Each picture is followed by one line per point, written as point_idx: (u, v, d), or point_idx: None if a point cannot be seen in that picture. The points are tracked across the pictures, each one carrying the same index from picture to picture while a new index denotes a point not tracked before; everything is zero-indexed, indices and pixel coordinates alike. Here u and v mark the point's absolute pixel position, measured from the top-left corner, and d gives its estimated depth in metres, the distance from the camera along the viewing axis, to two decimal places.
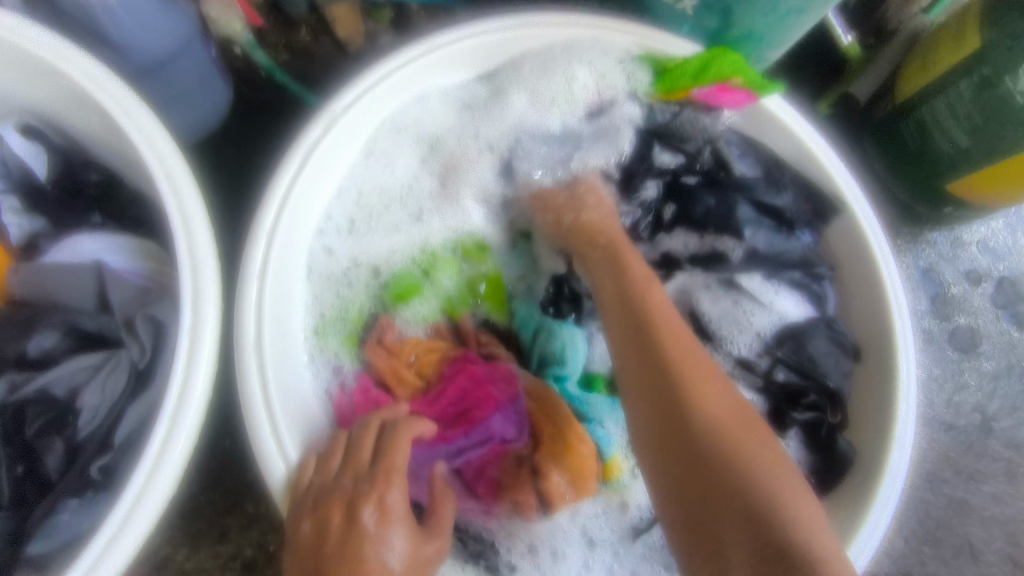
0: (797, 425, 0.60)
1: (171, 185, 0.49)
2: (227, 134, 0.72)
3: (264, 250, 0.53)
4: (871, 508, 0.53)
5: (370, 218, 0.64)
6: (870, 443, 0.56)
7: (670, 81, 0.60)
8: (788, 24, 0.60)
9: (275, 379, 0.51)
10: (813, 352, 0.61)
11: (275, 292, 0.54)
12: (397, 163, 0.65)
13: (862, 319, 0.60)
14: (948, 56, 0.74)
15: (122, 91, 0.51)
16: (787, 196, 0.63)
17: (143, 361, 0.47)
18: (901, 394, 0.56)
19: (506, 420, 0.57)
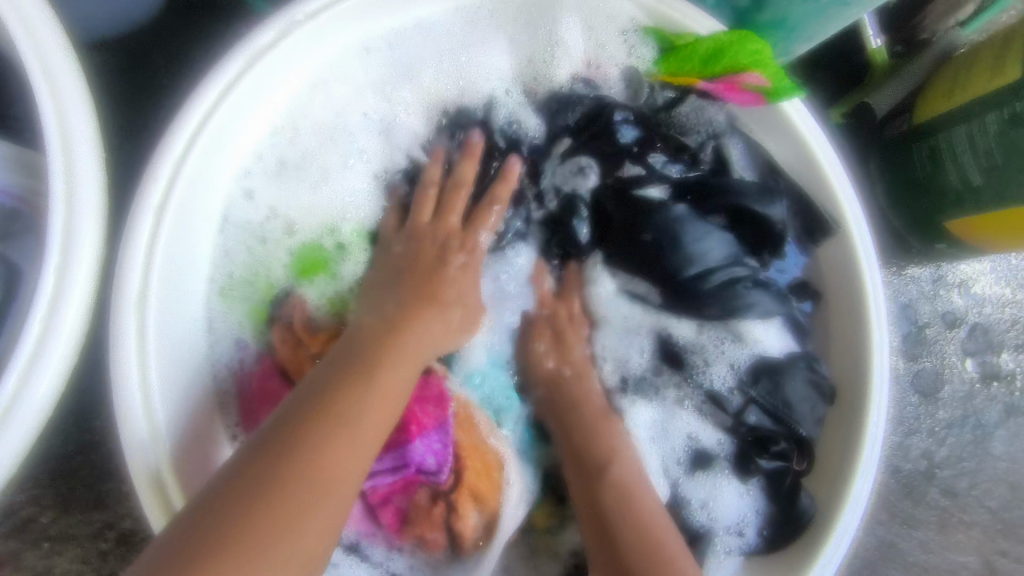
0: (762, 473, 0.55)
1: (53, 91, 0.39)
2: (159, 35, 0.61)
3: (170, 182, 0.45)
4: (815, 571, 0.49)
5: (307, 161, 0.57)
6: (824, 501, 0.52)
7: (680, 59, 0.53)
8: (827, 14, 0.52)
9: (158, 340, 0.45)
10: (788, 394, 0.54)
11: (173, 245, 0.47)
12: (348, 101, 0.57)
13: (842, 360, 0.54)
14: (981, 83, 0.67)
15: None
16: (782, 207, 0.55)
17: None
18: (866, 449, 0.51)
19: (428, 448, 0.51)
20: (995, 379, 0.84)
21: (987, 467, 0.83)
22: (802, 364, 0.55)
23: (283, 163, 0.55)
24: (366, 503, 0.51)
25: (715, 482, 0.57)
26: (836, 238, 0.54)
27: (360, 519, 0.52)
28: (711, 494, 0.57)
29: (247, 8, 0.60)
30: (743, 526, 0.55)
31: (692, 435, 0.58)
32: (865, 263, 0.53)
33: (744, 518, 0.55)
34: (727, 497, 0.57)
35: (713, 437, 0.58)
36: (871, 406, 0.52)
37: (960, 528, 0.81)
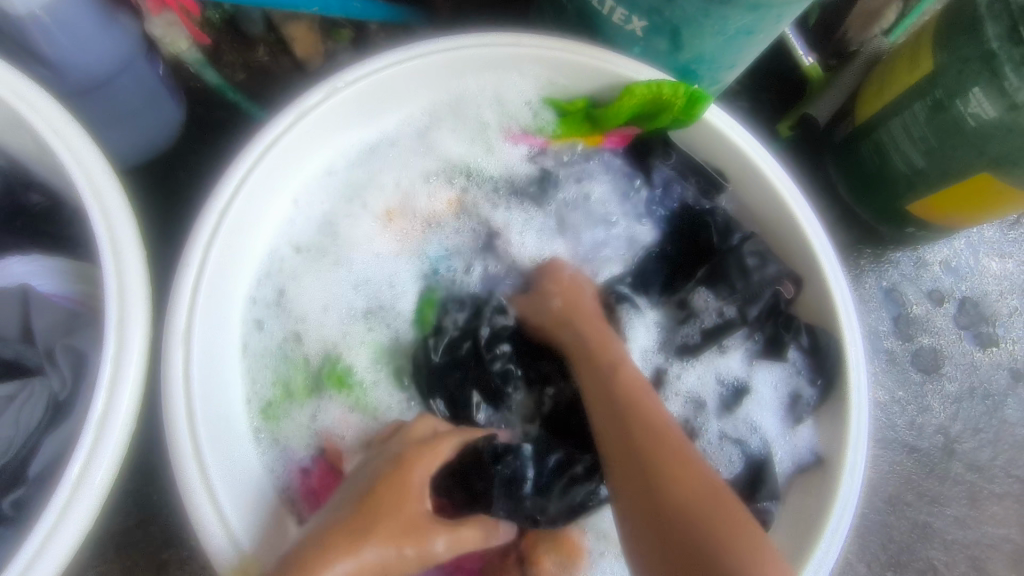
0: (798, 348, 0.60)
1: (100, 208, 0.48)
2: (178, 153, 0.70)
3: (205, 251, 0.50)
4: (849, 453, 0.54)
5: (313, 275, 0.60)
6: (829, 461, 0.55)
7: (576, 121, 0.63)
8: (737, 47, 0.59)
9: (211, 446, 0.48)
10: (749, 272, 0.61)
11: (205, 339, 0.50)
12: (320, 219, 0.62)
13: (789, 255, 0.60)
14: (904, 78, 0.74)
15: (54, 110, 0.49)
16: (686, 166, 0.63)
17: (63, 392, 0.45)
18: (853, 391, 0.56)
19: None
20: (994, 347, 0.86)
21: (1007, 435, 0.83)
22: (736, 243, 0.62)
23: (285, 291, 0.59)
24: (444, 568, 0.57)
25: (755, 394, 0.62)
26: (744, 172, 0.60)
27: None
28: (754, 409, 0.62)
29: (251, 120, 0.70)
30: (798, 387, 0.60)
31: (721, 377, 0.63)
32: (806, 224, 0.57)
33: (790, 381, 0.61)
34: (764, 398, 0.62)
35: (739, 362, 0.63)
36: (832, 289, 0.57)
37: (992, 500, 0.82)
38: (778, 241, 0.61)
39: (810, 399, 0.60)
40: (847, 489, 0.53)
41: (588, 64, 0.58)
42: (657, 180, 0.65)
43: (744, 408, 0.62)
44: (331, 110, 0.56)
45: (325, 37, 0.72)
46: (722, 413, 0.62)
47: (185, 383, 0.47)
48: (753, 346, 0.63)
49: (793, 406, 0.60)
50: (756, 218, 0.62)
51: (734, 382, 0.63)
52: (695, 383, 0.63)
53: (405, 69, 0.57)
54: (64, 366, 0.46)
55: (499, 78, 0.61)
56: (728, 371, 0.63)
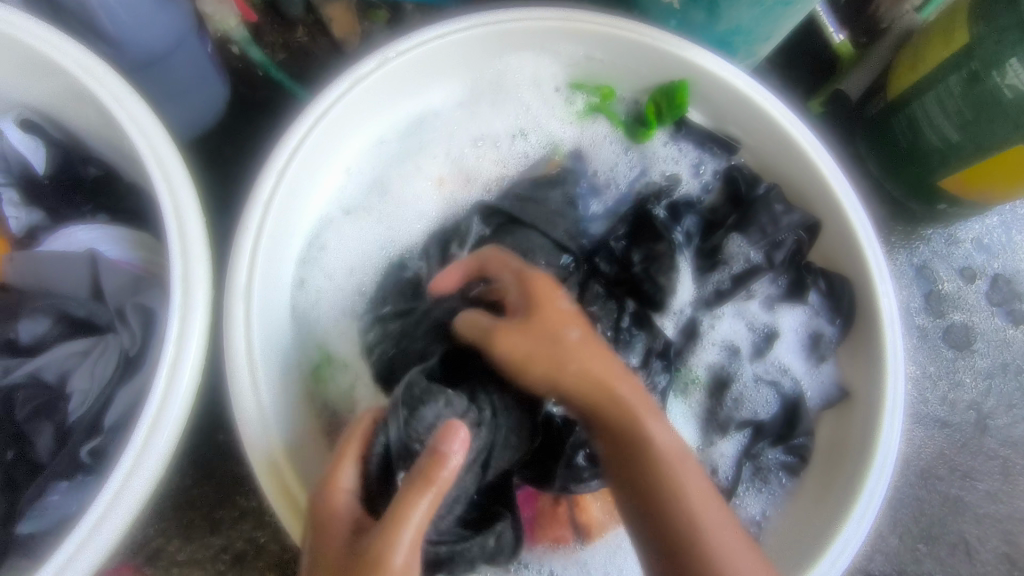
0: (817, 288, 0.60)
1: (164, 175, 0.50)
2: (224, 130, 0.72)
3: (261, 218, 0.52)
4: (885, 420, 0.54)
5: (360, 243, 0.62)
6: (864, 421, 0.56)
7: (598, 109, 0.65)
8: (773, 19, 0.60)
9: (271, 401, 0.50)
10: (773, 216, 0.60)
11: (262, 297, 0.53)
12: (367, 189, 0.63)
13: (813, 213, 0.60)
14: (939, 52, 0.74)
15: (116, 82, 0.51)
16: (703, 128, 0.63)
17: (133, 348, 0.47)
18: (890, 352, 0.56)
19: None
20: None
21: None
22: (762, 192, 0.61)
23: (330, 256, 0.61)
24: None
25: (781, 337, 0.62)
26: (772, 135, 0.60)
27: None
28: (780, 354, 0.62)
29: (293, 97, 0.72)
30: (817, 325, 0.61)
31: (748, 322, 0.62)
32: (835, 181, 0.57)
33: (812, 321, 0.61)
34: (787, 342, 0.62)
35: (761, 304, 0.62)
36: (866, 253, 0.57)
37: None
38: (804, 201, 0.61)
39: (832, 337, 0.60)
40: (886, 447, 0.54)
41: (631, 39, 0.59)
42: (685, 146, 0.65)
43: (773, 352, 0.62)
44: (383, 79, 0.58)
45: (362, 18, 0.74)
46: (751, 356, 0.62)
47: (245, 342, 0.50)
48: (776, 289, 0.62)
49: (815, 345, 0.61)
50: (785, 182, 0.61)
51: (763, 328, 0.62)
52: (724, 331, 0.62)
53: (448, 43, 0.58)
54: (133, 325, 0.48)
55: (542, 51, 0.62)
56: (754, 317, 0.62)
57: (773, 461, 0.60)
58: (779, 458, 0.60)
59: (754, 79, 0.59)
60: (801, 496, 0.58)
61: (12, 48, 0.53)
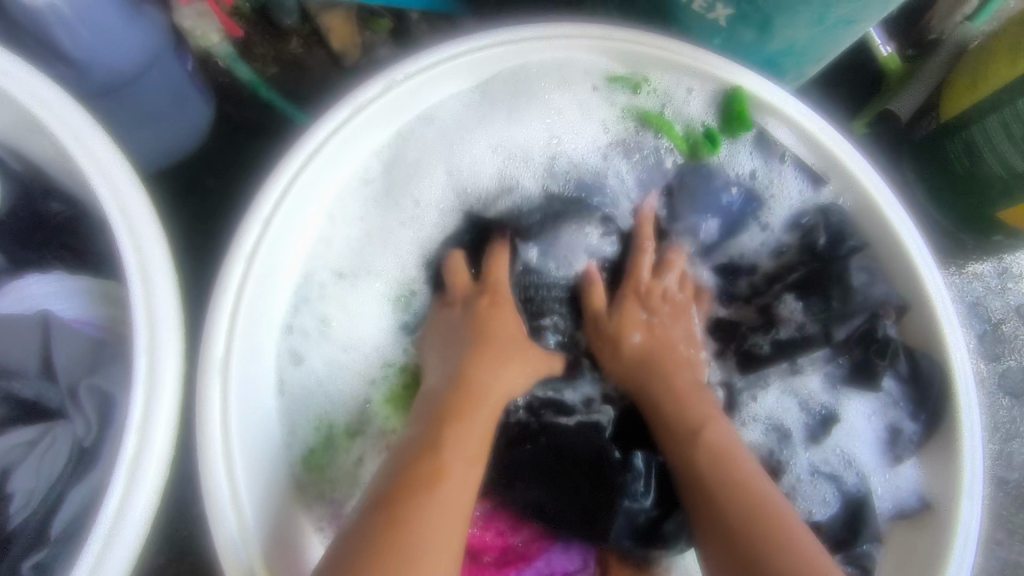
0: (891, 374, 0.52)
1: (127, 226, 0.42)
2: (208, 156, 0.65)
3: (244, 273, 0.45)
4: (964, 505, 0.48)
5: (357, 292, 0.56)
6: (936, 528, 0.49)
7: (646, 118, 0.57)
8: (833, 37, 0.52)
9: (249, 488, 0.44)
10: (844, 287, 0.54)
11: (244, 359, 0.46)
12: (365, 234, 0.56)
13: (886, 260, 0.52)
14: (1005, 71, 0.66)
15: (72, 113, 0.44)
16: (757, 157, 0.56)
17: (88, 438, 0.40)
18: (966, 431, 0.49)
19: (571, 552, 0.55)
20: None
21: None
22: (845, 253, 0.54)
23: (328, 322, 0.54)
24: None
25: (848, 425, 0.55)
26: (832, 167, 0.53)
27: None
28: (846, 446, 0.55)
29: (285, 120, 0.65)
30: (890, 419, 0.53)
31: (806, 404, 0.56)
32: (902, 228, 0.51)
33: (881, 414, 0.54)
34: (855, 433, 0.55)
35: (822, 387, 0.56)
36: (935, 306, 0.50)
37: None
38: (872, 252, 0.53)
39: (912, 435, 0.52)
40: (965, 538, 0.47)
41: (671, 58, 0.52)
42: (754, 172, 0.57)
43: (831, 438, 0.55)
44: (388, 105, 0.50)
45: (361, 27, 0.66)
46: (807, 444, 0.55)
47: (220, 421, 0.43)
48: (837, 371, 0.55)
49: (893, 443, 0.53)
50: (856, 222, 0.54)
51: (821, 410, 0.56)
52: (771, 408, 0.57)
53: (461, 64, 0.51)
54: (88, 408, 0.40)
55: (568, 71, 0.55)
56: (812, 396, 0.56)
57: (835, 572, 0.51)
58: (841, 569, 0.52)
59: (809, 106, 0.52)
60: None
61: None
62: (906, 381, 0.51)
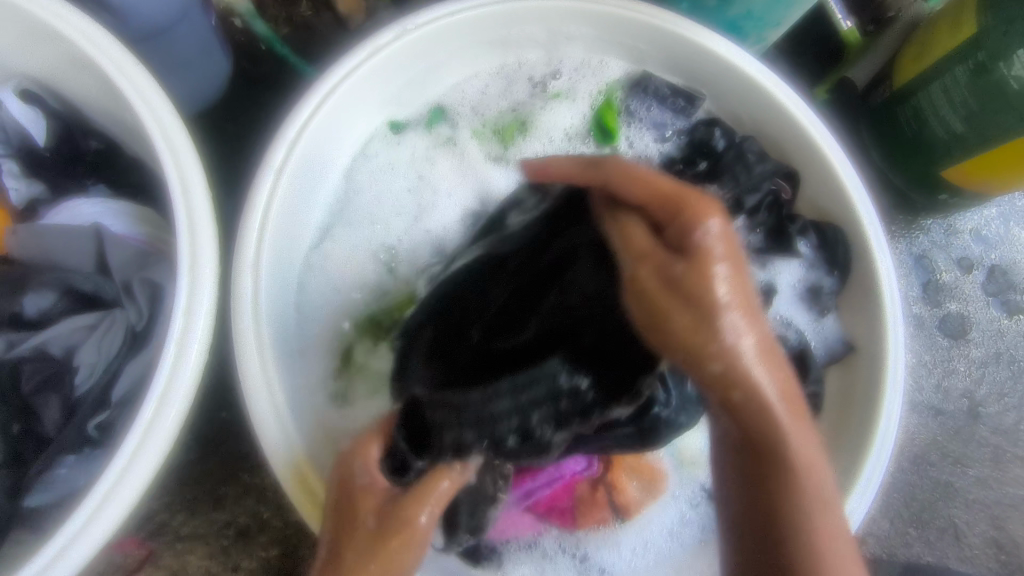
0: (801, 237, 0.59)
1: (171, 150, 0.49)
2: (227, 106, 0.72)
3: (268, 204, 0.52)
4: (888, 374, 0.54)
5: (362, 220, 0.62)
6: (865, 403, 0.55)
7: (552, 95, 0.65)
8: (786, 4, 0.60)
9: (280, 378, 0.51)
10: (745, 163, 0.60)
11: (271, 268, 0.53)
12: (367, 180, 0.63)
13: (827, 197, 0.59)
14: (947, 41, 0.74)
15: (120, 52, 0.50)
16: (657, 82, 0.63)
17: (140, 323, 0.47)
18: (890, 329, 0.55)
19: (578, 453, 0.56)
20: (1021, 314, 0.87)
21: None
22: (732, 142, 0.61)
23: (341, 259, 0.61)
24: (533, 513, 0.57)
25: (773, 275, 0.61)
26: (778, 122, 0.59)
27: (532, 525, 0.58)
28: (783, 312, 0.61)
29: (298, 74, 0.71)
30: (811, 276, 0.60)
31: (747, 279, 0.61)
32: (834, 156, 0.57)
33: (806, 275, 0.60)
34: (783, 294, 0.61)
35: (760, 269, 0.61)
36: (862, 222, 0.57)
37: (1015, 462, 0.83)
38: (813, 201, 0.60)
39: (831, 289, 0.59)
40: (889, 403, 0.54)
41: (636, 18, 0.59)
42: (651, 108, 0.64)
43: (772, 307, 0.61)
44: (400, 51, 0.57)
45: None
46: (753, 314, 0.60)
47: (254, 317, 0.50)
48: (757, 237, 0.60)
49: (815, 297, 0.60)
50: (795, 165, 0.60)
51: (762, 285, 0.60)
52: None
53: (455, 23, 0.58)
54: (141, 300, 0.48)
55: (553, 35, 0.62)
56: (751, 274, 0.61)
57: None
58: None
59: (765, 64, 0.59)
60: None
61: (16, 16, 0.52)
62: (819, 244, 0.59)
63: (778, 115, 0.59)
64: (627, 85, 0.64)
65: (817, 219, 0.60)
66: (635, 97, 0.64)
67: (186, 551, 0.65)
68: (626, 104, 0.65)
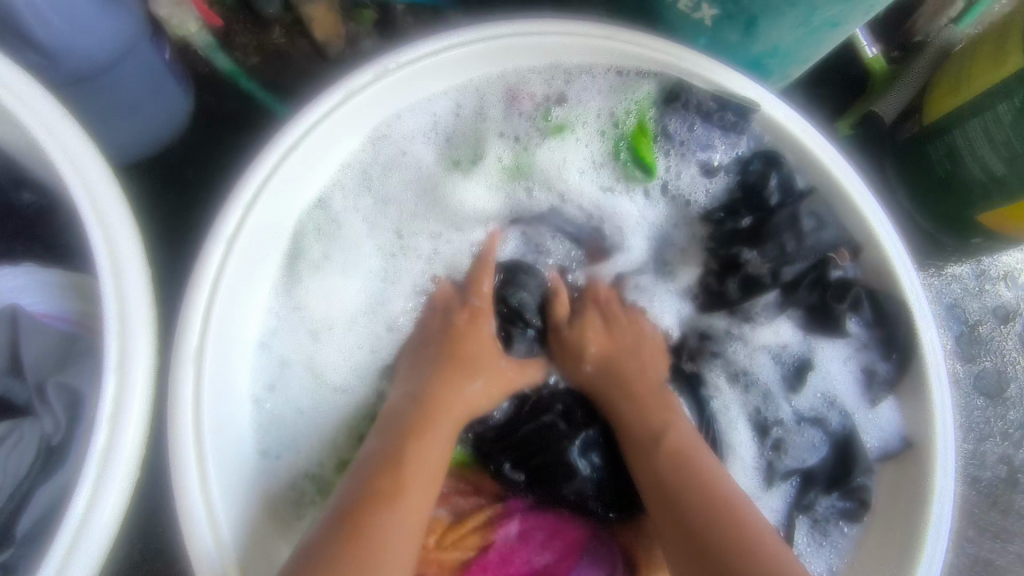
0: (851, 318, 0.52)
1: (99, 220, 0.41)
2: (188, 148, 0.64)
3: (216, 280, 0.44)
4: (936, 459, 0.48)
5: (321, 312, 0.55)
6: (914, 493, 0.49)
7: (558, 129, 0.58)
8: (818, 40, 0.52)
9: (220, 483, 0.44)
10: (793, 231, 0.53)
11: (215, 354, 0.45)
12: (327, 267, 0.56)
13: (865, 257, 0.51)
14: (987, 74, 0.66)
15: (45, 103, 0.43)
16: (699, 95, 0.52)
17: (56, 436, 0.39)
18: (937, 408, 0.49)
19: (592, 557, 0.54)
20: None
21: None
22: (775, 201, 0.54)
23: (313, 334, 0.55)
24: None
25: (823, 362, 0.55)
26: (809, 174, 0.52)
27: None
28: (825, 388, 0.55)
29: (267, 112, 0.64)
30: (858, 360, 0.54)
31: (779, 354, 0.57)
32: (871, 217, 0.50)
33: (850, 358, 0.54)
34: (832, 374, 0.55)
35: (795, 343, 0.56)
36: (902, 279, 0.50)
37: None
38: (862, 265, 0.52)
39: (886, 373, 0.52)
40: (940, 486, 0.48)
41: (651, 56, 0.50)
42: (679, 133, 0.56)
43: (808, 385, 0.56)
44: (377, 93, 0.49)
45: (346, 18, 0.64)
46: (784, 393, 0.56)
47: (193, 417, 0.43)
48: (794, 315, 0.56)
49: (868, 381, 0.53)
50: (836, 220, 0.52)
51: (794, 361, 0.56)
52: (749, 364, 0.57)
53: (441, 61, 0.50)
54: (58, 406, 0.40)
55: (553, 73, 0.55)
56: (784, 347, 0.57)
57: (829, 509, 0.53)
58: (835, 506, 0.53)
59: (795, 110, 0.51)
60: (864, 542, 0.51)
61: None
62: (874, 321, 0.51)
63: (812, 168, 0.51)
64: (670, 99, 0.54)
65: (869, 287, 0.52)
66: (684, 113, 0.54)
67: None
68: (663, 124, 0.56)
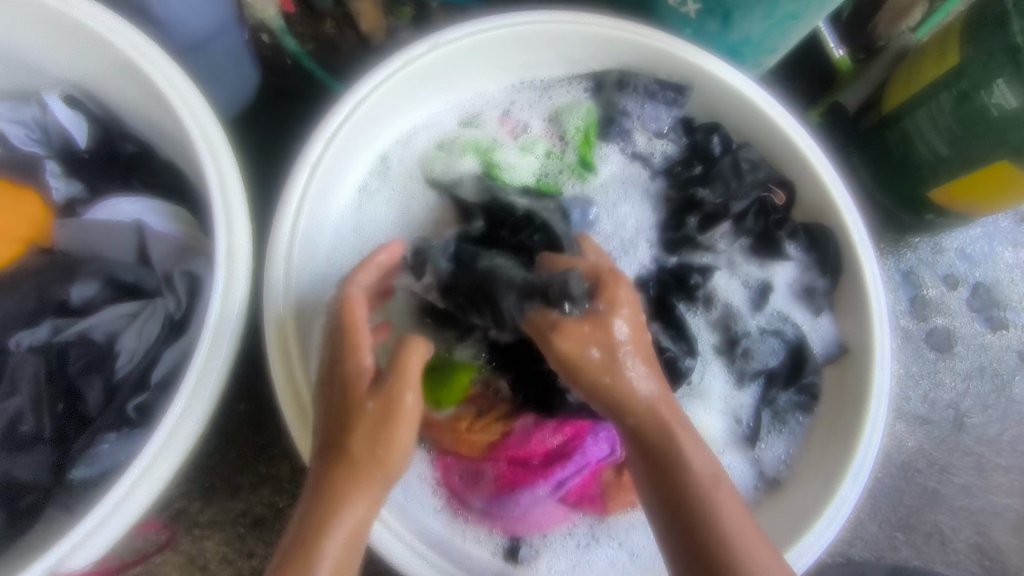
0: (793, 245, 0.65)
1: (210, 153, 0.53)
2: (253, 116, 0.76)
3: (298, 207, 0.56)
4: (876, 371, 0.59)
5: (366, 234, 0.66)
6: (856, 399, 0.59)
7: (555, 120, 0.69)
8: (781, 32, 0.64)
9: (304, 367, 0.54)
10: (737, 170, 0.65)
11: (298, 266, 0.57)
12: (372, 200, 0.67)
13: (812, 198, 0.63)
14: (931, 69, 0.78)
15: (167, 63, 0.54)
16: (642, 81, 0.65)
17: (178, 312, 0.52)
18: (876, 327, 0.60)
19: (600, 442, 0.60)
20: (1004, 330, 0.91)
21: (1015, 412, 0.89)
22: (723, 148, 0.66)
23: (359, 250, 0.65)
24: (565, 504, 0.61)
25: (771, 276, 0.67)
26: (773, 139, 0.64)
27: (566, 516, 0.61)
28: (780, 309, 0.66)
29: (321, 87, 0.76)
30: (801, 280, 0.66)
31: (744, 280, 0.67)
32: (823, 172, 0.61)
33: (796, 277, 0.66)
34: (779, 293, 0.66)
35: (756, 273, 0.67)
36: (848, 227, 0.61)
37: (997, 471, 0.87)
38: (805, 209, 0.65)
39: (824, 290, 0.64)
40: (879, 390, 0.58)
41: (647, 44, 0.62)
42: (641, 107, 0.67)
43: (769, 304, 0.66)
44: (425, 66, 0.61)
45: (388, 13, 0.76)
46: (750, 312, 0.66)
47: (283, 313, 0.54)
48: (745, 244, 0.67)
49: (810, 298, 0.65)
50: (784, 174, 0.65)
51: (757, 285, 0.66)
52: (722, 289, 0.67)
53: (477, 43, 0.62)
54: (178, 290, 0.52)
55: (564, 58, 0.67)
56: (748, 274, 0.67)
57: (787, 403, 0.64)
58: (792, 400, 0.64)
59: (763, 88, 0.63)
60: (814, 438, 0.62)
61: (64, 27, 0.56)
62: (808, 246, 0.64)
63: (773, 134, 0.63)
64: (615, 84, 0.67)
65: (808, 222, 0.64)
66: (633, 96, 0.67)
67: (203, 537, 0.69)
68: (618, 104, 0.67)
